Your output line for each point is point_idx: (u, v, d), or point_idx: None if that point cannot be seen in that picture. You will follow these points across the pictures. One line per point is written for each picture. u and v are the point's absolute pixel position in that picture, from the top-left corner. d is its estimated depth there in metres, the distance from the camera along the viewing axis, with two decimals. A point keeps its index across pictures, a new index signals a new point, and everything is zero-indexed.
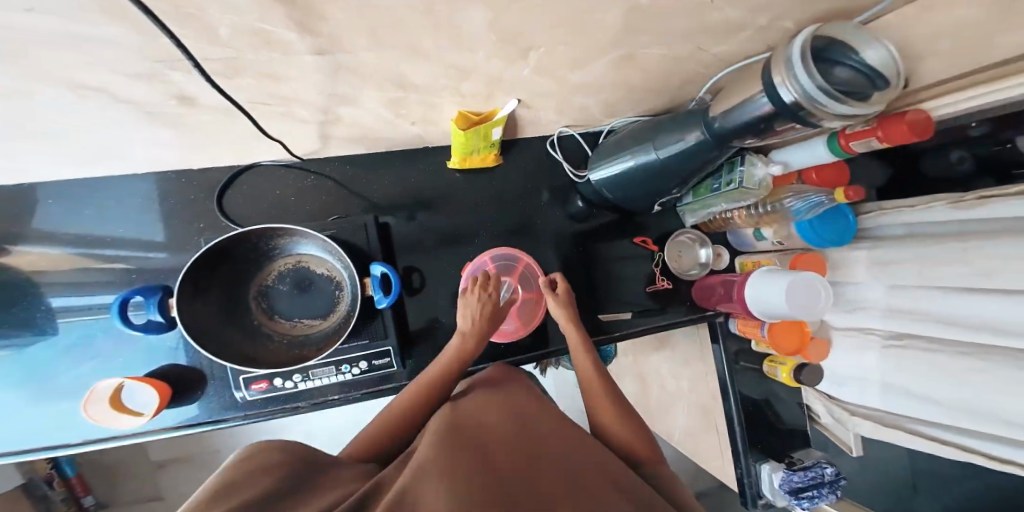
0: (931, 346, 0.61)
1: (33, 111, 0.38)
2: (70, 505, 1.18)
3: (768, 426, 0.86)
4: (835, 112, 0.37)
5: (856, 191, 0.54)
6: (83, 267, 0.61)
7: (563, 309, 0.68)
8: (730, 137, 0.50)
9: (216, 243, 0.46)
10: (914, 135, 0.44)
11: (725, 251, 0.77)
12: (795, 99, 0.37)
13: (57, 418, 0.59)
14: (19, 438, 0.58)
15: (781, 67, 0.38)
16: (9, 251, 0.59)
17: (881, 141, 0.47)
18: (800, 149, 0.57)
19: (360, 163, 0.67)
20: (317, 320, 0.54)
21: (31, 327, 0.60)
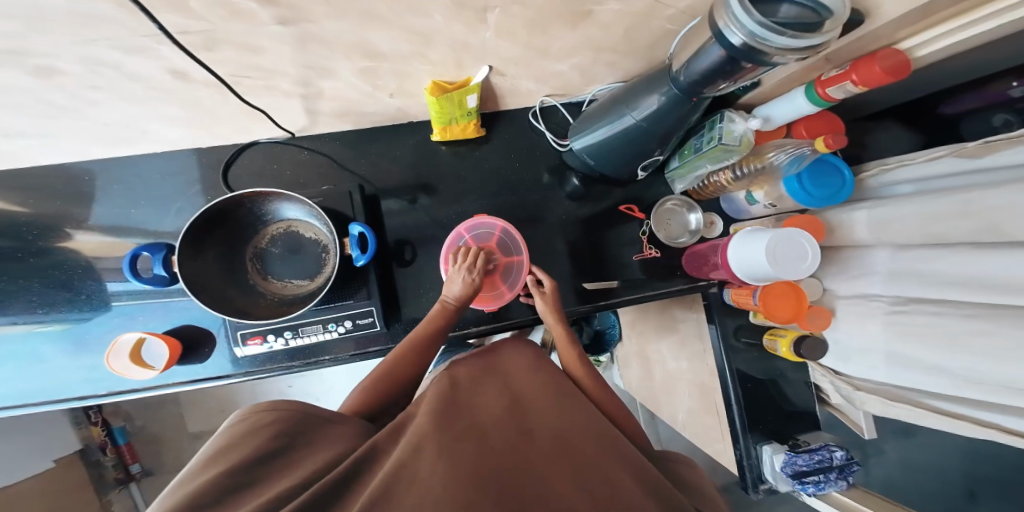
0: (938, 310, 0.56)
1: (51, 89, 0.43)
2: (119, 471, 1.30)
3: (771, 405, 0.82)
4: (780, 46, 0.36)
5: (836, 140, 0.51)
6: (110, 240, 0.68)
7: (551, 300, 0.67)
8: (698, 88, 0.49)
9: (212, 205, 0.50)
10: (888, 76, 0.41)
11: (719, 219, 0.75)
12: (741, 42, 0.38)
13: (87, 372, 0.66)
14: (54, 389, 0.66)
15: (721, 11, 0.38)
16: (44, 224, 0.67)
17: (855, 85, 0.44)
18: (780, 100, 0.55)
19: (350, 138, 0.71)
20: (305, 281, 0.58)
21: (58, 288, 0.67)
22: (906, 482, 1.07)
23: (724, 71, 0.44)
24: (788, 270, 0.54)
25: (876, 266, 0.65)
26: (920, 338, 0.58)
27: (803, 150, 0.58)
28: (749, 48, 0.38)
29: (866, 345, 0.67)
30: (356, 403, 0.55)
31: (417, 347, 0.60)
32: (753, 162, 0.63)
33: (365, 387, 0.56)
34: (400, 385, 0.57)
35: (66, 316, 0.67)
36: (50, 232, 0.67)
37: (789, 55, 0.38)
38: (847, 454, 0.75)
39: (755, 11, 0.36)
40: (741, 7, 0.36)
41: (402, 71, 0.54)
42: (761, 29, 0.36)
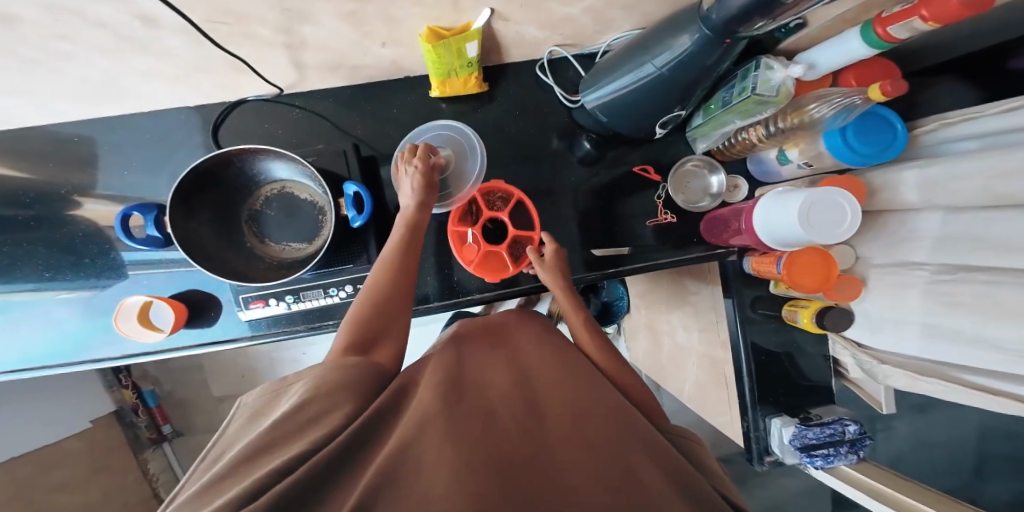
0: (987, 279, 0.51)
1: (25, 42, 0.41)
2: (153, 431, 1.38)
3: (784, 379, 0.79)
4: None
5: (896, 85, 0.44)
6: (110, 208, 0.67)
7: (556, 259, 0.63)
8: (732, 26, 0.42)
9: (198, 165, 0.47)
10: (965, 8, 0.33)
11: (744, 182, 0.69)
12: None
13: (101, 336, 0.67)
14: (72, 352, 0.67)
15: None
16: (44, 192, 0.66)
17: (926, 21, 0.36)
18: (830, 43, 0.48)
19: (343, 95, 0.66)
20: (303, 244, 0.56)
21: (71, 254, 0.67)
22: (926, 460, 1.03)
23: (767, 3, 0.37)
24: (824, 233, 0.49)
25: (920, 232, 0.58)
26: (964, 310, 0.53)
27: (853, 100, 0.50)
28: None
29: (896, 317, 0.63)
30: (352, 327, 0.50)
31: (399, 259, 0.55)
32: (790, 118, 0.54)
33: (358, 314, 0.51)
34: (394, 314, 0.52)
35: (75, 282, 0.67)
36: (53, 200, 0.66)
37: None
38: (861, 428, 0.73)
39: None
40: None
41: (393, 16, 0.49)
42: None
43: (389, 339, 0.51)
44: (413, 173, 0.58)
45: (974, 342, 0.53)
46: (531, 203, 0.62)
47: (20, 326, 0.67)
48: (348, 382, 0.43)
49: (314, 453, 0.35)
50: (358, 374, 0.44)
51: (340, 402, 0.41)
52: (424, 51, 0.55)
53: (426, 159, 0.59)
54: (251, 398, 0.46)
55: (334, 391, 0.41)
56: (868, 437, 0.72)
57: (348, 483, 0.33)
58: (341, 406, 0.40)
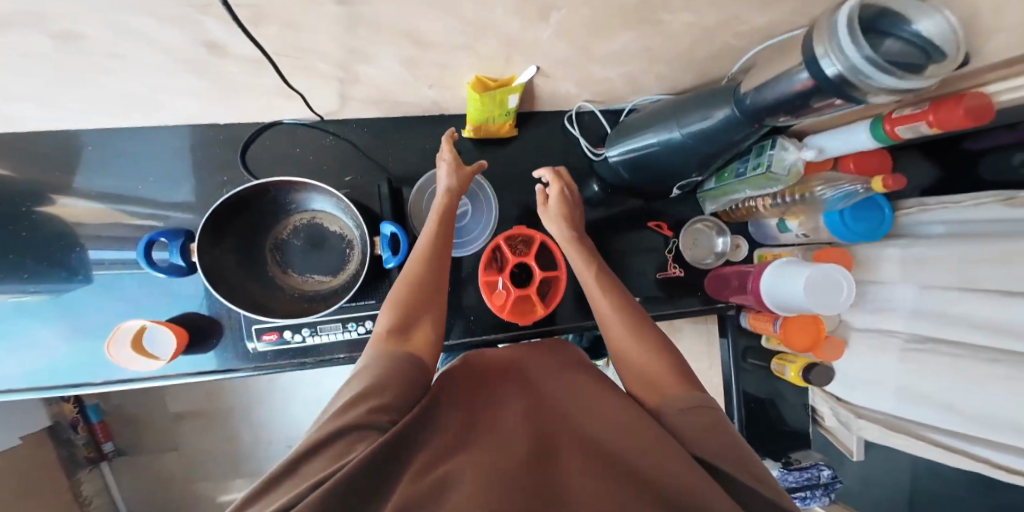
0: (955, 351, 0.58)
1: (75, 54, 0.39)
2: (91, 449, 1.25)
3: (768, 426, 0.86)
4: (883, 86, 0.35)
5: (896, 181, 0.51)
6: (106, 221, 0.63)
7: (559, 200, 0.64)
8: (763, 114, 0.47)
9: (235, 193, 0.46)
10: (970, 119, 0.39)
11: (745, 242, 0.74)
12: (839, 72, 0.35)
13: (79, 361, 0.61)
14: (39, 377, 0.61)
15: (825, 38, 0.35)
16: (37, 198, 0.61)
17: (931, 126, 0.42)
18: (838, 132, 0.54)
19: (377, 126, 0.66)
20: (327, 277, 0.55)
21: (57, 266, 0.62)
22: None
23: (802, 101, 0.42)
24: (824, 304, 0.55)
25: (898, 303, 0.65)
26: (937, 376, 0.60)
27: (856, 187, 0.56)
28: (846, 83, 0.36)
29: (875, 377, 0.70)
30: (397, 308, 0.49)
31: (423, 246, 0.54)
32: (798, 191, 0.61)
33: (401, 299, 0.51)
34: (432, 286, 0.52)
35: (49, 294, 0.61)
36: (48, 208, 0.62)
37: (888, 95, 0.37)
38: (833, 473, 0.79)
39: (866, 44, 0.33)
40: (852, 37, 0.34)
41: (447, 64, 0.51)
42: (867, 66, 0.33)
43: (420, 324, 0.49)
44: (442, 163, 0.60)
45: (943, 405, 0.60)
46: (555, 244, 0.63)
47: None
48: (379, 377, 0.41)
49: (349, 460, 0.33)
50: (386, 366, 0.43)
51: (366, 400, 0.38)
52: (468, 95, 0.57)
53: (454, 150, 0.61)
54: None
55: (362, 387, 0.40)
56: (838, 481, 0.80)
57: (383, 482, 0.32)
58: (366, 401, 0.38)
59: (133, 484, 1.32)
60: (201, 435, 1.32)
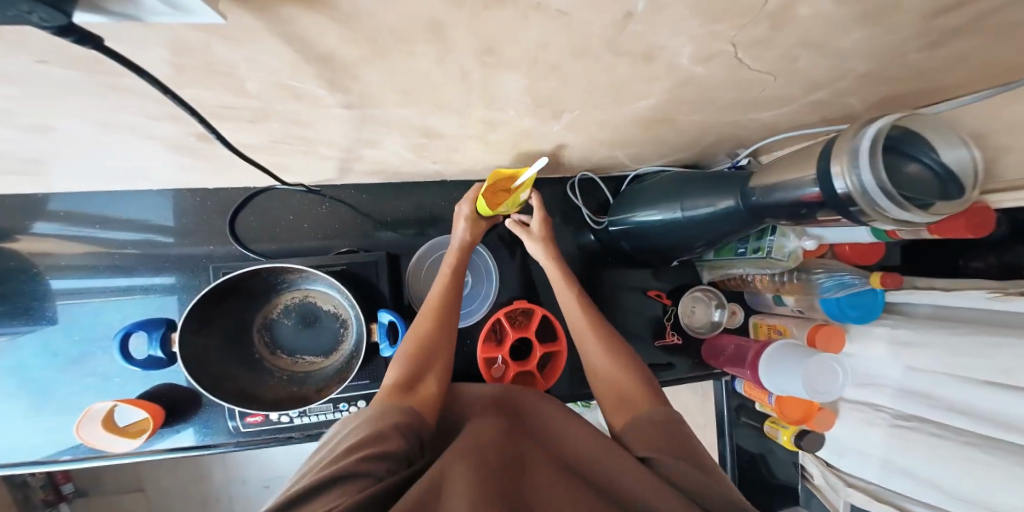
0: (937, 431, 0.59)
1: (68, 142, 0.37)
2: (48, 491, 1.16)
3: (759, 482, 0.90)
4: (892, 214, 0.35)
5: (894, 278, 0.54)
6: (94, 252, 0.64)
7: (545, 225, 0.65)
8: (767, 214, 0.48)
9: (226, 280, 0.44)
10: (969, 232, 0.44)
11: (740, 309, 0.75)
12: (849, 192, 0.36)
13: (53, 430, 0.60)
14: (8, 450, 0.59)
15: (845, 158, 0.36)
16: (21, 238, 0.62)
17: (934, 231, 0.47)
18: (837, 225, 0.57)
19: (378, 192, 0.65)
20: (319, 357, 0.53)
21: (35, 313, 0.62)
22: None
23: (807, 212, 0.43)
24: (824, 394, 0.57)
25: (886, 380, 0.67)
26: (920, 454, 0.61)
27: (853, 279, 0.57)
28: (852, 203, 0.37)
29: (862, 448, 0.71)
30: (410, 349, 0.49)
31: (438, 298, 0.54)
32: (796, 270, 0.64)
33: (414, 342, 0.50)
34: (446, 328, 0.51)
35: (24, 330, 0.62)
36: (27, 244, 0.62)
37: (888, 222, 0.38)
38: None
39: (880, 173, 0.34)
40: (870, 162, 0.34)
41: (455, 147, 0.51)
42: (878, 195, 0.34)
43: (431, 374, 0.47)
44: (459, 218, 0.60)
45: (925, 483, 0.61)
46: (556, 318, 0.62)
47: None
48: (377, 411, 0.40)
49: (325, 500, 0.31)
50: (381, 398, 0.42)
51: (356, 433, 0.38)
52: (485, 192, 0.56)
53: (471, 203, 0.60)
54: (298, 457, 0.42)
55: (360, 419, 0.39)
56: None
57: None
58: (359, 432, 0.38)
59: None
60: (169, 477, 1.24)
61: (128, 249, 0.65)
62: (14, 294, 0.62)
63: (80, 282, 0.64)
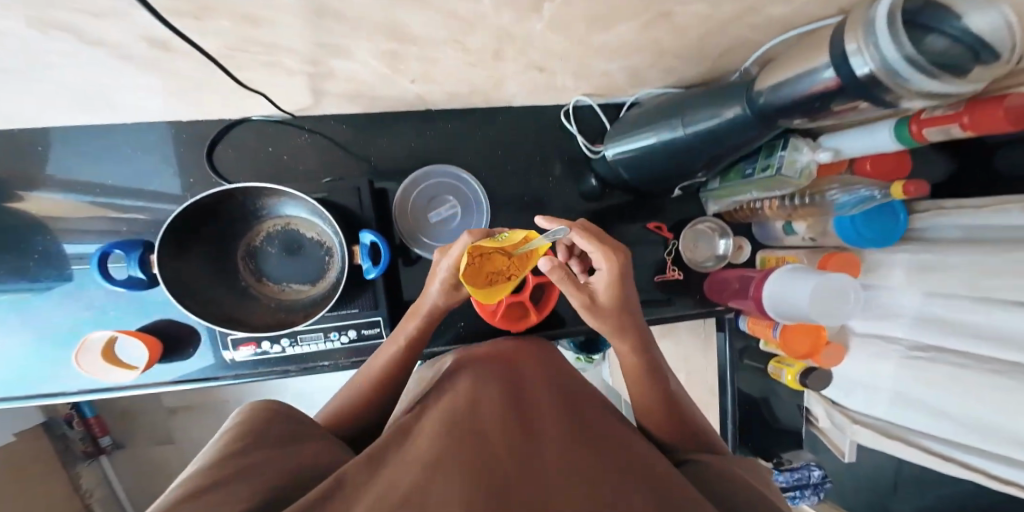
0: (957, 361, 0.55)
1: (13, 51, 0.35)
2: (88, 444, 1.18)
3: (762, 425, 0.87)
4: (920, 88, 0.31)
5: (917, 187, 0.50)
6: (81, 214, 0.60)
7: (613, 281, 0.53)
8: (777, 116, 0.43)
9: (201, 199, 0.44)
10: (1010, 123, 0.37)
11: (747, 243, 0.72)
12: (871, 71, 0.31)
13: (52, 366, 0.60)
14: (10, 385, 0.59)
15: (859, 31, 0.31)
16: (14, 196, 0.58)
17: (963, 128, 0.41)
18: (857, 134, 0.52)
19: (356, 123, 0.63)
20: (305, 284, 0.54)
21: (24, 274, 0.59)
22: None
23: (821, 103, 0.39)
24: (830, 317, 0.53)
25: (903, 310, 0.63)
26: (937, 384, 0.58)
27: (872, 192, 0.54)
28: (875, 84, 0.33)
29: (871, 383, 0.68)
30: (333, 417, 0.51)
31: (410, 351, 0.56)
32: (809, 192, 0.60)
33: (340, 403, 0.54)
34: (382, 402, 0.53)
35: (15, 287, 0.59)
36: (17, 203, 0.59)
37: (918, 98, 0.34)
38: (823, 472, 0.83)
39: (907, 44, 0.29)
40: (891, 31, 0.29)
41: (432, 58, 0.47)
42: (906, 68, 0.30)
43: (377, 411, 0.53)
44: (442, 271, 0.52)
45: (941, 413, 0.58)
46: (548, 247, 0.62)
47: None
48: (248, 431, 0.39)
49: (222, 505, 0.28)
50: (277, 426, 0.41)
51: (252, 450, 0.36)
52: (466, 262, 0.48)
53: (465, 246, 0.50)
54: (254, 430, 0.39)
55: (240, 440, 0.38)
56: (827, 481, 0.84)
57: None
58: (256, 453, 0.36)
59: (133, 475, 1.28)
60: (198, 428, 1.30)
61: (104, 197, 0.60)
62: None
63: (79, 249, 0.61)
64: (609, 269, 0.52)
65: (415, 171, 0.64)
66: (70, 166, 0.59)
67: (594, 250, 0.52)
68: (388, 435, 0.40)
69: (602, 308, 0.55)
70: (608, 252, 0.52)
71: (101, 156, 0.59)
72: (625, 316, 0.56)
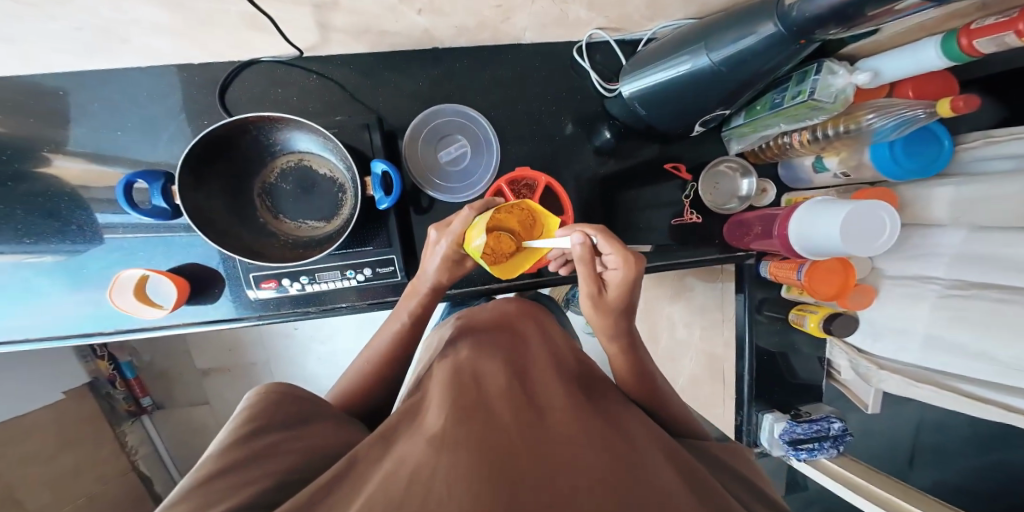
0: (997, 296, 0.52)
1: None
2: (131, 403, 1.23)
3: (777, 377, 0.85)
4: None
5: (967, 101, 0.46)
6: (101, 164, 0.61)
7: (623, 283, 0.51)
8: (809, 29, 0.39)
9: (218, 134, 0.50)
10: None
11: (773, 186, 0.71)
12: None
13: (91, 308, 0.62)
14: (53, 326, 0.62)
15: None
16: (40, 155, 0.60)
17: (1017, 37, 0.37)
18: (901, 52, 0.48)
19: (363, 65, 0.63)
20: (318, 218, 0.60)
21: (57, 218, 0.61)
22: (928, 464, 1.01)
23: (852, 13, 0.35)
24: (862, 248, 0.51)
25: (942, 247, 0.59)
26: (973, 324, 0.55)
27: (915, 112, 0.51)
28: None
29: (901, 328, 0.66)
30: (344, 396, 0.54)
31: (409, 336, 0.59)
32: (843, 124, 0.55)
33: (348, 384, 0.57)
34: (389, 379, 0.57)
35: (57, 247, 0.61)
36: (42, 159, 0.60)
37: None
38: (844, 426, 0.81)
39: None
40: None
41: None
42: None
43: (383, 391, 0.56)
44: (437, 255, 0.56)
45: (975, 356, 0.56)
46: (559, 186, 0.62)
47: (5, 305, 0.61)
48: (257, 412, 0.40)
49: (235, 490, 0.30)
50: (286, 405, 0.42)
51: (263, 433, 0.37)
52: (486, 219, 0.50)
53: (466, 221, 0.53)
54: (268, 408, 0.41)
55: (251, 422, 0.38)
56: (849, 435, 0.82)
57: (331, 503, 0.28)
58: (269, 435, 0.37)
59: (174, 434, 1.32)
60: (231, 390, 1.32)
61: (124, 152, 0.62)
62: (12, 182, 0.60)
63: (120, 219, 0.62)
64: (625, 273, 0.49)
65: (422, 113, 0.65)
66: (96, 111, 0.60)
67: (614, 252, 0.48)
68: (399, 411, 0.41)
69: (606, 305, 0.53)
70: (627, 258, 0.48)
71: (124, 100, 0.60)
72: (623, 317, 0.55)
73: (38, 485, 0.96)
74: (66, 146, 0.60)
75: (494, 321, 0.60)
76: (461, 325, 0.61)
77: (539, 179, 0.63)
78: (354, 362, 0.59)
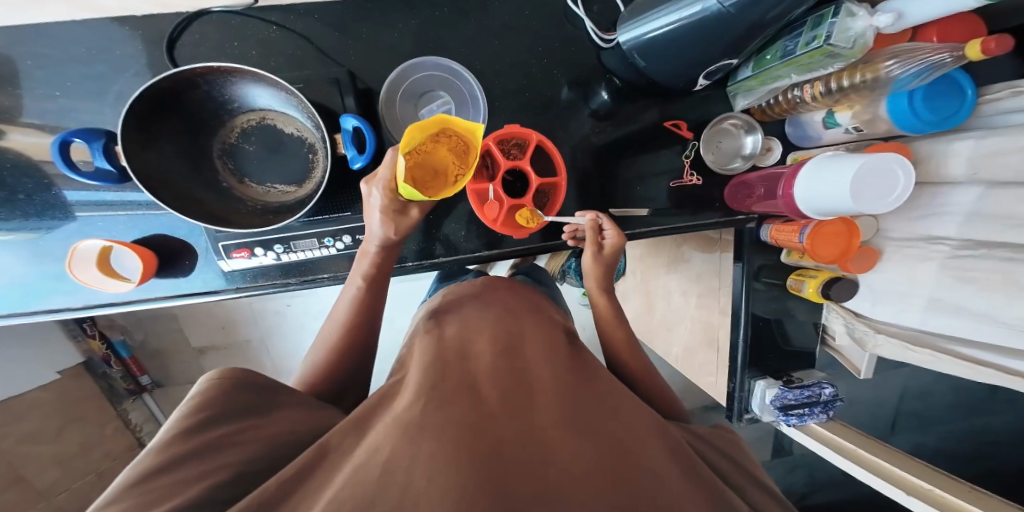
0: (1011, 256, 0.49)
1: None
2: (129, 382, 1.22)
3: (773, 344, 0.84)
4: None
5: (998, 42, 0.41)
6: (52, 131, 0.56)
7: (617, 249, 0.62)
8: None
9: (166, 88, 0.46)
10: None
11: (779, 143, 0.67)
12: None
13: (54, 282, 0.59)
14: (18, 303, 0.59)
15: None
16: None
17: None
18: None
19: (332, 15, 0.58)
20: (288, 181, 0.57)
21: (6, 189, 0.57)
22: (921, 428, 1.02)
23: None
24: (870, 206, 0.48)
25: (952, 206, 0.56)
26: (980, 285, 0.53)
27: (940, 57, 0.46)
28: None
29: (903, 291, 0.64)
30: (319, 366, 0.52)
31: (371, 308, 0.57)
32: (859, 73, 0.51)
33: (315, 358, 0.54)
34: (360, 348, 0.55)
35: (14, 221, 0.58)
36: None
37: None
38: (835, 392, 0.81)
39: None
40: None
41: None
42: None
43: (353, 359, 0.54)
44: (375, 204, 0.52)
45: (978, 319, 0.54)
46: (551, 144, 0.57)
47: None
48: (211, 399, 0.37)
49: (179, 486, 0.28)
50: (246, 393, 0.39)
51: (214, 425, 0.35)
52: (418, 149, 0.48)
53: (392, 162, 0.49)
54: (226, 395, 0.38)
55: (195, 413, 0.35)
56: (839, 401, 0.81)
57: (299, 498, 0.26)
58: (218, 428, 0.35)
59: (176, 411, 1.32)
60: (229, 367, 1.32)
61: (72, 115, 0.56)
62: None
63: (79, 193, 0.58)
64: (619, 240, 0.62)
65: (399, 67, 0.60)
66: (42, 69, 0.55)
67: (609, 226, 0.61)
68: (379, 391, 0.39)
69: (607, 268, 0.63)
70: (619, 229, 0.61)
71: (71, 57, 0.55)
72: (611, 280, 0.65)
73: (44, 463, 0.97)
74: (12, 109, 0.55)
75: (478, 296, 0.58)
76: (447, 300, 0.58)
77: (529, 137, 0.57)
78: (319, 337, 0.56)
